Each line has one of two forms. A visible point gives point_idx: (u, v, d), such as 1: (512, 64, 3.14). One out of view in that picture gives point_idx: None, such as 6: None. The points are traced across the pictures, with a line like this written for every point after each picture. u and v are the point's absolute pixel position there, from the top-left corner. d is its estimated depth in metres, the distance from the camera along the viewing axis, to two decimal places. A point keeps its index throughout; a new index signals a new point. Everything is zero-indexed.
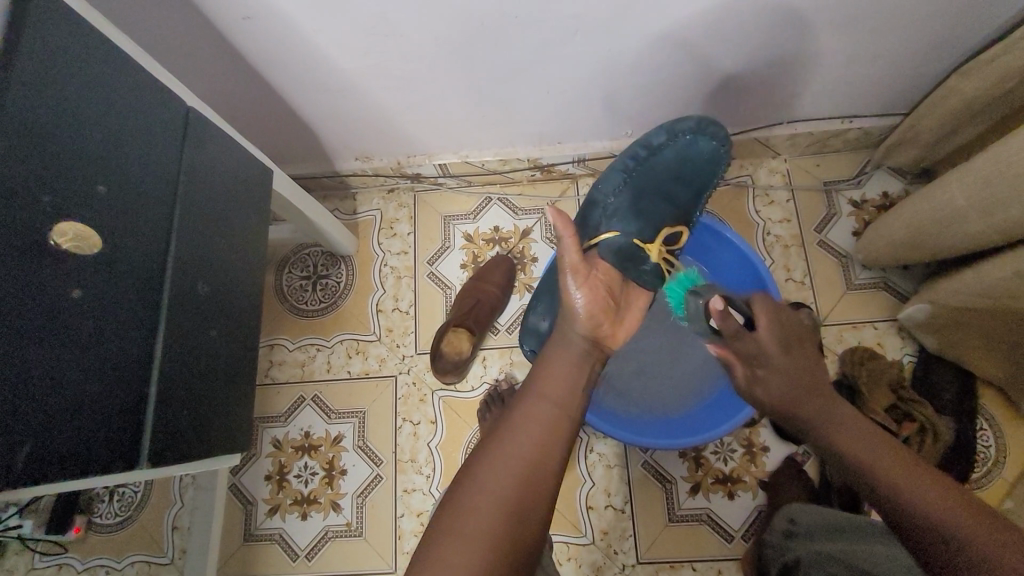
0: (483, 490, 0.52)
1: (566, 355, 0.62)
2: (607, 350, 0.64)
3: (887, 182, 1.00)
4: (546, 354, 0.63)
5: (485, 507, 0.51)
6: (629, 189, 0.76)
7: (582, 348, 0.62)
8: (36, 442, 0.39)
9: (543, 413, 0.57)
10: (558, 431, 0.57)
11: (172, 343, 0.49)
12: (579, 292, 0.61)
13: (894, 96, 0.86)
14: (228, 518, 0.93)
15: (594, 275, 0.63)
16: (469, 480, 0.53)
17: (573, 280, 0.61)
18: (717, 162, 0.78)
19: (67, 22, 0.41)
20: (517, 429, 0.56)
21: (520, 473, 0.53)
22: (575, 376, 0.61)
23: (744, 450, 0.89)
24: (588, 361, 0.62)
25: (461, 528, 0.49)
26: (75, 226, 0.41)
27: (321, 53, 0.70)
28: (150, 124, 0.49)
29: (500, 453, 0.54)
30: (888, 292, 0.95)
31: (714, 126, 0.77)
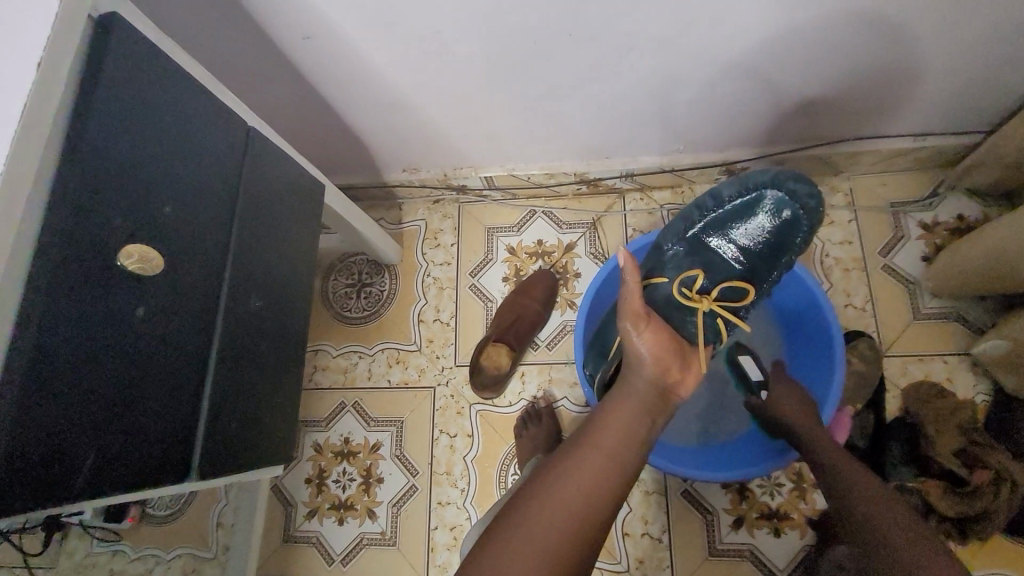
0: (524, 539, 0.50)
1: (626, 403, 0.59)
2: (672, 406, 0.62)
3: (964, 204, 0.93)
4: (606, 401, 0.61)
5: (526, 559, 0.49)
6: (691, 240, 0.69)
7: (645, 399, 0.59)
8: (99, 455, 0.40)
9: (598, 461, 0.55)
10: (609, 486, 0.54)
11: (224, 357, 0.50)
12: (643, 337, 0.60)
13: (975, 113, 0.80)
14: (269, 518, 0.95)
15: (660, 322, 0.62)
16: (510, 523, 0.51)
17: (636, 327, 0.61)
18: (797, 225, 0.65)
19: (142, 48, 0.43)
20: (568, 478, 0.54)
21: (572, 522, 0.51)
22: (633, 428, 0.58)
23: (794, 485, 0.85)
24: (648, 415, 0.59)
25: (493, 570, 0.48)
26: (140, 248, 0.42)
27: (374, 70, 0.71)
28: (213, 144, 0.50)
29: (553, 500, 0.52)
30: (961, 325, 0.88)
31: (794, 183, 0.62)
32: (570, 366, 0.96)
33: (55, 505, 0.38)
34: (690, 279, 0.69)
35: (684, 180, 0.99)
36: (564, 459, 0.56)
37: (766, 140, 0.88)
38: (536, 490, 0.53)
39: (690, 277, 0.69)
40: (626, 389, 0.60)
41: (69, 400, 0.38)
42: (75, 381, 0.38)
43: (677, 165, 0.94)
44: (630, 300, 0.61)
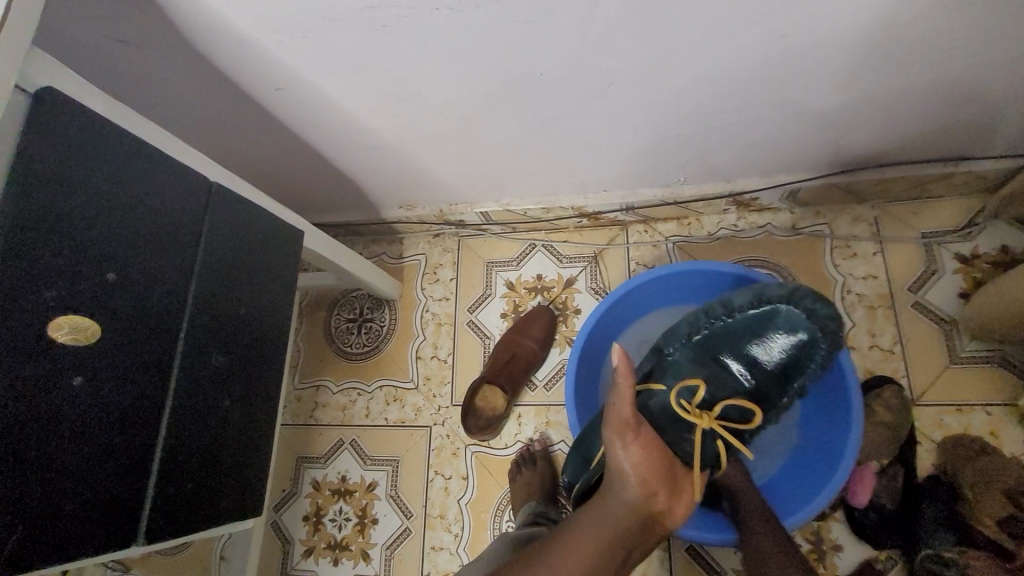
0: None
1: (601, 524, 0.52)
2: (655, 530, 0.55)
3: (1008, 233, 0.83)
4: (581, 514, 0.55)
5: None
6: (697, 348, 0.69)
7: (622, 522, 0.52)
8: (27, 532, 0.40)
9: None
10: None
11: (176, 419, 0.50)
12: (630, 453, 0.53)
13: (1013, 136, 0.71)
14: (268, 555, 0.96)
15: (651, 435, 0.56)
16: None
17: (623, 437, 0.54)
18: (813, 344, 0.65)
19: (88, 121, 0.44)
20: None
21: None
22: (604, 555, 0.51)
23: (812, 547, 0.77)
24: (623, 541, 0.52)
25: None
26: (72, 318, 0.43)
27: (354, 116, 0.71)
28: (167, 207, 0.50)
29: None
30: (1006, 370, 0.78)
31: (810, 303, 0.63)
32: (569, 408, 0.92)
33: None
34: (689, 391, 0.66)
35: (689, 212, 0.94)
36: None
37: (775, 170, 0.82)
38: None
39: (690, 388, 0.66)
40: (602, 509, 0.53)
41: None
42: (0, 459, 0.39)
43: (680, 196, 0.89)
44: (623, 407, 0.55)
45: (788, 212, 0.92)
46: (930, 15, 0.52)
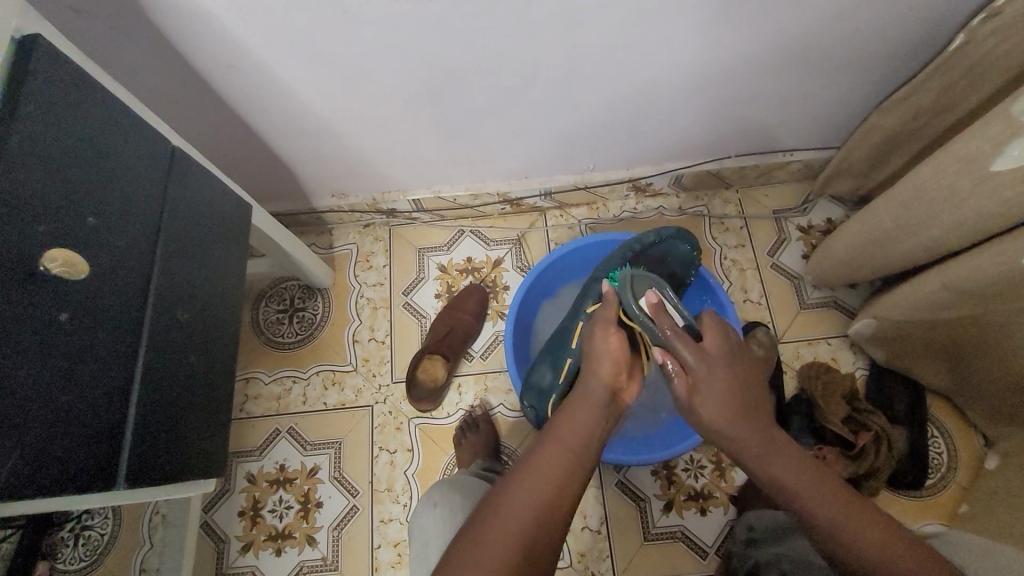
0: (497, 526, 0.50)
1: (588, 398, 0.62)
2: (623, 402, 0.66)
3: (830, 209, 1.09)
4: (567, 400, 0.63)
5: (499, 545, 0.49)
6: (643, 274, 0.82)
7: (603, 394, 0.62)
8: (20, 458, 0.41)
9: (554, 455, 0.56)
10: (574, 472, 0.56)
11: (151, 366, 0.52)
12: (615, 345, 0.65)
13: (827, 132, 0.95)
14: (199, 558, 0.91)
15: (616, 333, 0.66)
16: (480, 515, 0.51)
17: (603, 329, 0.67)
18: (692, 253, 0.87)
19: (73, 71, 0.46)
20: (535, 466, 0.55)
21: (525, 530, 0.50)
22: (594, 419, 0.60)
23: (714, 465, 0.92)
24: (605, 409, 0.62)
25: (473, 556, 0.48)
26: (64, 253, 0.44)
27: (300, 98, 0.75)
28: (140, 162, 0.53)
29: (509, 507, 0.51)
30: (838, 310, 1.02)
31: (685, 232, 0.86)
32: (504, 373, 1.00)
33: None
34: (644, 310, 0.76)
35: (597, 197, 1.09)
36: (522, 462, 0.56)
37: (663, 158, 1.00)
38: (493, 499, 0.53)
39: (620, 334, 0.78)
40: (586, 390, 0.63)
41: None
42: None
43: (589, 182, 1.04)
44: (607, 312, 0.69)
45: (675, 196, 1.10)
46: (767, 32, 0.71)
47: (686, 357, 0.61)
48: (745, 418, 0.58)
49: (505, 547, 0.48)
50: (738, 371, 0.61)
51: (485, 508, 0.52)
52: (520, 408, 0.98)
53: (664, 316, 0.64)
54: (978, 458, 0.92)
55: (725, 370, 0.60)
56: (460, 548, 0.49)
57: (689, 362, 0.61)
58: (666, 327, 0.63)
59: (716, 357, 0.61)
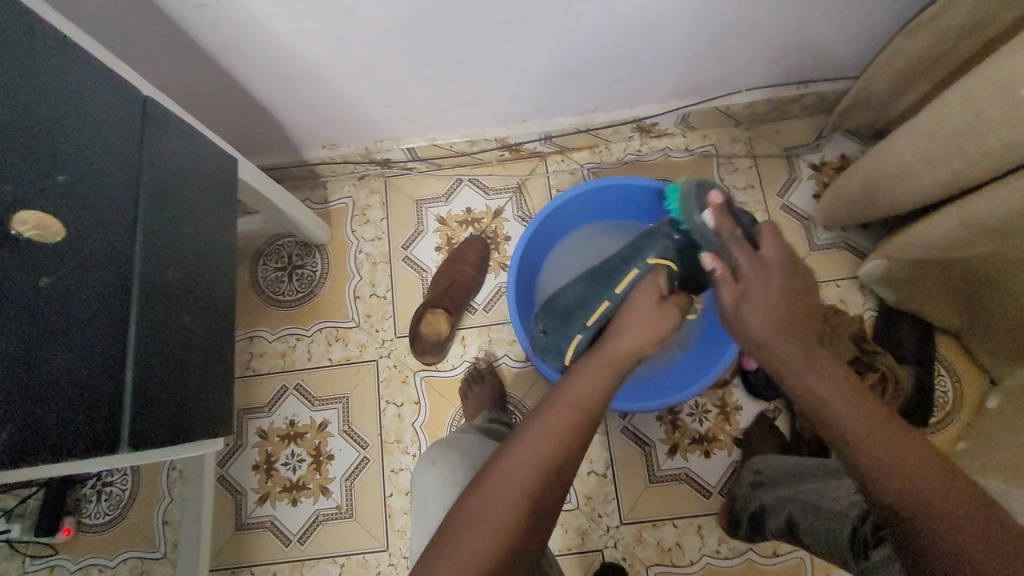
0: (502, 486, 0.49)
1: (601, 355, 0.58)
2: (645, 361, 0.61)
3: (845, 144, 1.04)
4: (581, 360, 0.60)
5: (502, 503, 0.49)
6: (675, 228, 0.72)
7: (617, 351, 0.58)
8: (16, 426, 0.42)
9: (559, 419, 0.53)
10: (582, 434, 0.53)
11: (146, 328, 0.51)
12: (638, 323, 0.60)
13: (847, 59, 0.89)
14: (218, 510, 0.94)
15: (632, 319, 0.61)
16: (487, 471, 0.51)
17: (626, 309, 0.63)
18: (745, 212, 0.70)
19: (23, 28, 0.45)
20: (544, 424, 0.53)
21: (534, 486, 0.50)
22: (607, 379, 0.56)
23: (718, 410, 0.93)
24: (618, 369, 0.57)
25: (479, 516, 0.48)
26: (35, 215, 0.44)
27: (278, 39, 0.70)
28: (107, 113, 0.50)
29: (517, 465, 0.50)
30: (848, 252, 0.99)
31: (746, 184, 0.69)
32: (508, 325, 0.99)
33: None
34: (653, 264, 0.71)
35: (600, 140, 1.04)
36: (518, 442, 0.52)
37: (669, 95, 0.94)
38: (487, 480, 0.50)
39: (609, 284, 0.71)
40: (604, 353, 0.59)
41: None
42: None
43: (591, 124, 0.99)
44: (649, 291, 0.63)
45: (681, 136, 1.05)
46: None
47: (740, 257, 0.60)
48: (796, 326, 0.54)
49: (504, 518, 0.48)
50: (791, 284, 0.57)
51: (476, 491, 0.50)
52: (524, 359, 0.98)
53: (728, 220, 0.64)
54: (982, 396, 0.91)
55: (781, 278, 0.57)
56: (469, 501, 0.50)
57: (745, 269, 0.59)
58: (721, 230, 0.64)
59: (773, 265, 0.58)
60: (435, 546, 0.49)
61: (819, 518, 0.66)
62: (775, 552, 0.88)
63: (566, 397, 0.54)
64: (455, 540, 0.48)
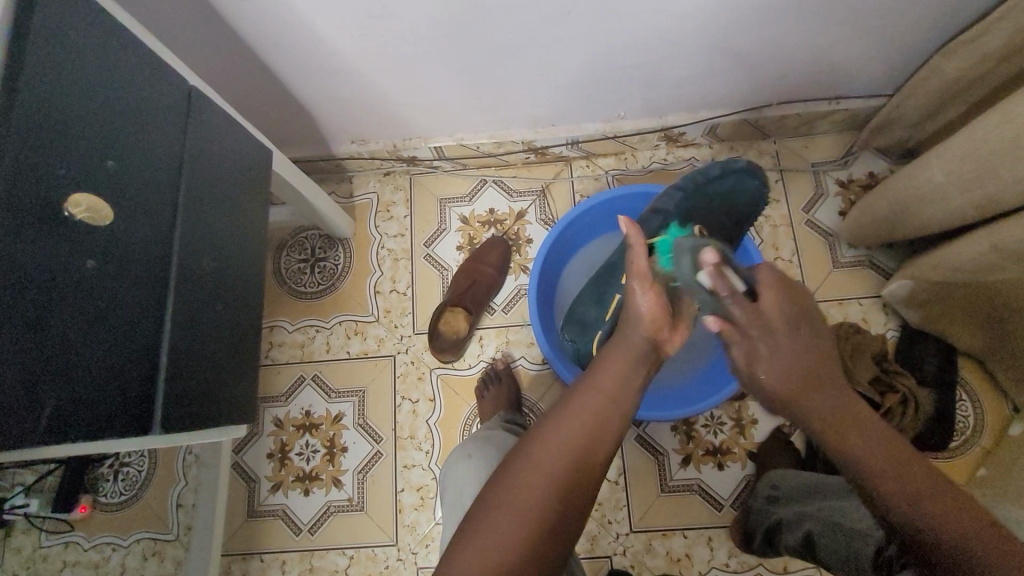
0: (532, 472, 0.50)
1: (626, 345, 0.59)
2: (666, 351, 0.62)
3: (873, 162, 1.03)
4: (604, 349, 0.60)
5: (533, 487, 0.49)
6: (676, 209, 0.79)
7: (642, 340, 0.59)
8: (55, 406, 0.42)
9: (590, 410, 0.54)
10: (611, 426, 0.54)
11: (181, 315, 0.52)
12: (647, 296, 0.59)
13: (880, 78, 0.88)
14: (232, 495, 0.95)
15: (654, 294, 0.59)
16: (516, 456, 0.52)
17: (640, 286, 0.60)
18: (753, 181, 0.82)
19: (88, 15, 0.46)
20: (575, 413, 0.54)
21: (564, 475, 0.50)
22: (633, 368, 0.57)
23: (734, 423, 0.92)
24: (644, 360, 0.58)
25: (509, 501, 0.49)
26: (89, 198, 0.45)
27: (319, 34, 0.71)
28: (154, 103, 0.51)
29: (545, 453, 0.51)
30: (872, 270, 0.98)
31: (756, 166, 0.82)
32: (526, 327, 1.00)
33: (21, 446, 0.41)
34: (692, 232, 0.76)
35: (626, 147, 1.04)
36: (547, 422, 0.54)
37: (699, 106, 0.94)
38: (514, 464, 0.51)
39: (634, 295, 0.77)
40: (628, 344, 0.58)
41: (17, 347, 0.40)
42: (22, 337, 0.40)
43: (619, 131, 0.99)
44: (636, 259, 0.60)
45: (707, 147, 1.05)
46: None
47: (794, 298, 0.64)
48: (812, 369, 0.51)
49: (534, 503, 0.48)
50: (801, 337, 0.52)
51: (495, 493, 0.50)
52: (541, 362, 0.98)
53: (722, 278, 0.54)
54: (1004, 423, 0.90)
55: (785, 318, 0.52)
56: (498, 484, 0.50)
57: (737, 315, 0.53)
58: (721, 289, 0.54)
59: (774, 320, 0.52)
60: (468, 527, 0.49)
61: (839, 536, 0.65)
62: (786, 568, 0.87)
63: (593, 385, 0.55)
64: (487, 525, 0.48)
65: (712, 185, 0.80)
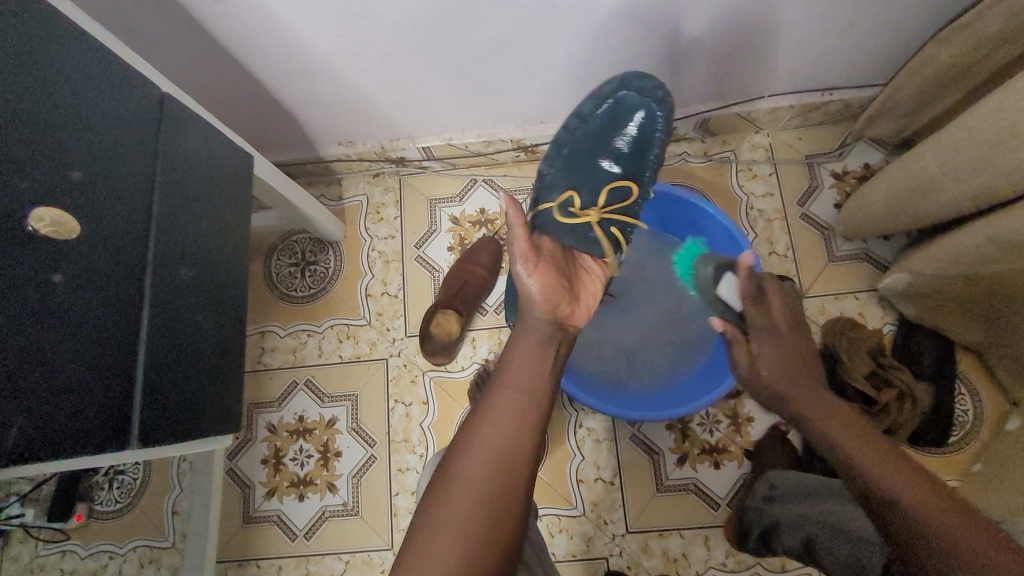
0: (459, 485, 0.52)
1: (531, 332, 0.61)
2: (573, 325, 0.63)
3: (868, 153, 1.01)
4: (513, 337, 0.62)
5: (460, 500, 0.51)
6: (563, 161, 0.78)
7: (546, 322, 0.60)
8: (23, 424, 0.42)
9: (504, 408, 0.56)
10: (529, 418, 0.56)
11: (158, 326, 0.51)
12: (532, 279, 0.59)
13: (873, 67, 0.87)
14: (227, 502, 0.95)
15: (542, 266, 0.60)
16: (445, 475, 0.54)
17: (524, 267, 0.59)
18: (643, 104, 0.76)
19: (51, 25, 0.45)
20: (488, 419, 0.56)
21: (489, 478, 0.53)
22: (541, 354, 0.60)
23: (730, 421, 0.91)
24: (550, 344, 0.61)
25: (441, 517, 0.51)
26: (52, 212, 0.44)
27: (297, 36, 0.70)
28: (124, 111, 0.50)
29: (466, 467, 0.53)
30: (869, 263, 0.96)
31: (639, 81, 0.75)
32: None
33: None
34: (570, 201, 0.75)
35: None
36: (467, 430, 0.56)
37: (689, 100, 0.93)
38: (439, 481, 0.54)
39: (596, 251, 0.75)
40: (528, 326, 0.61)
41: None
42: None
43: None
44: (518, 244, 0.59)
45: (699, 141, 1.04)
46: None
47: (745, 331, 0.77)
48: (796, 370, 0.71)
49: (465, 513, 0.51)
50: (803, 344, 0.74)
51: (430, 506, 0.52)
52: None
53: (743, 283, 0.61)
54: (1004, 416, 0.89)
55: (790, 332, 0.74)
56: (432, 501, 0.53)
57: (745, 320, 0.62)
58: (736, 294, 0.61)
59: (781, 325, 0.74)
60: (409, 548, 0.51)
61: (846, 545, 0.65)
62: (783, 567, 0.86)
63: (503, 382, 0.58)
64: (423, 544, 0.50)
65: (589, 122, 0.77)
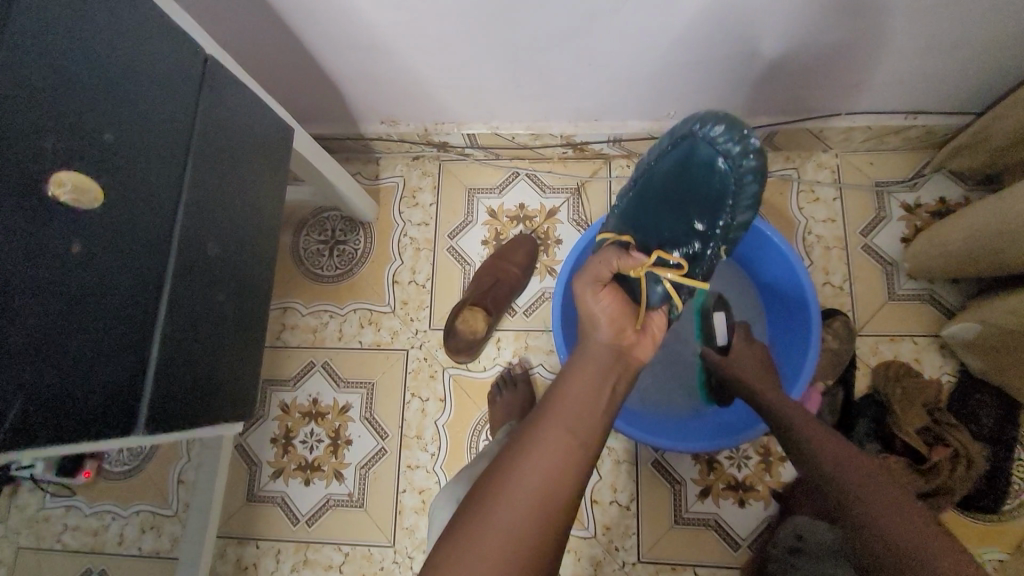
0: (496, 527, 0.47)
1: (591, 362, 0.57)
2: (636, 359, 0.59)
3: (945, 187, 0.93)
4: (570, 363, 0.58)
5: (496, 546, 0.47)
6: (633, 203, 0.70)
7: (609, 355, 0.57)
8: (26, 408, 0.38)
9: (553, 448, 0.52)
10: (578, 463, 0.52)
11: (177, 308, 0.48)
12: (600, 301, 0.57)
13: (969, 94, 0.78)
14: (233, 477, 0.93)
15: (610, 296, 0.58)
16: (479, 510, 0.49)
17: (592, 288, 0.58)
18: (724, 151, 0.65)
19: None
20: (536, 458, 0.51)
21: (530, 527, 0.48)
22: (599, 391, 0.55)
23: (761, 458, 0.86)
24: (608, 380, 0.56)
25: (472, 561, 0.46)
26: (76, 176, 0.40)
27: (350, 4, 0.65)
28: (163, 73, 0.47)
29: (505, 508, 0.48)
30: (932, 306, 0.89)
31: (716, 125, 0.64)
32: (547, 333, 0.94)
33: None
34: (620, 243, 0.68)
35: None
36: (510, 464, 0.51)
37: (758, 111, 0.86)
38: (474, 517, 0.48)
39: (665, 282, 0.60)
40: (587, 354, 0.57)
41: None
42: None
43: None
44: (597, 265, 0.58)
45: None
46: None
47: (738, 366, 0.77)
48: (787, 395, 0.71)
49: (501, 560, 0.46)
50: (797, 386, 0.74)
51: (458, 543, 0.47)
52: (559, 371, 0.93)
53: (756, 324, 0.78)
54: None
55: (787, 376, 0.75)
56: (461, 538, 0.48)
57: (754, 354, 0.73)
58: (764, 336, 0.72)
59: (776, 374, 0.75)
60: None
61: None
62: None
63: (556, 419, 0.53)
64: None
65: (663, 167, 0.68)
